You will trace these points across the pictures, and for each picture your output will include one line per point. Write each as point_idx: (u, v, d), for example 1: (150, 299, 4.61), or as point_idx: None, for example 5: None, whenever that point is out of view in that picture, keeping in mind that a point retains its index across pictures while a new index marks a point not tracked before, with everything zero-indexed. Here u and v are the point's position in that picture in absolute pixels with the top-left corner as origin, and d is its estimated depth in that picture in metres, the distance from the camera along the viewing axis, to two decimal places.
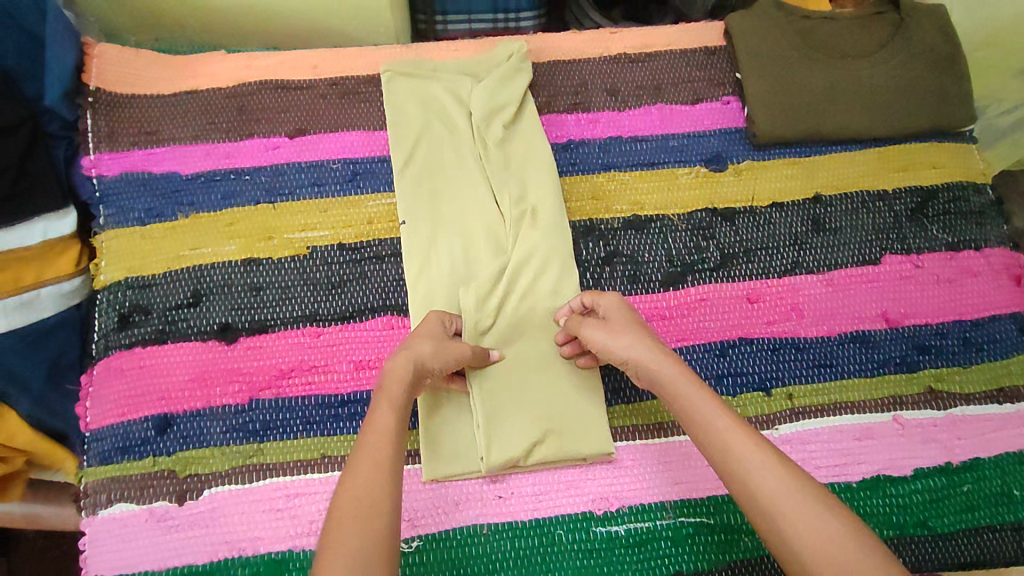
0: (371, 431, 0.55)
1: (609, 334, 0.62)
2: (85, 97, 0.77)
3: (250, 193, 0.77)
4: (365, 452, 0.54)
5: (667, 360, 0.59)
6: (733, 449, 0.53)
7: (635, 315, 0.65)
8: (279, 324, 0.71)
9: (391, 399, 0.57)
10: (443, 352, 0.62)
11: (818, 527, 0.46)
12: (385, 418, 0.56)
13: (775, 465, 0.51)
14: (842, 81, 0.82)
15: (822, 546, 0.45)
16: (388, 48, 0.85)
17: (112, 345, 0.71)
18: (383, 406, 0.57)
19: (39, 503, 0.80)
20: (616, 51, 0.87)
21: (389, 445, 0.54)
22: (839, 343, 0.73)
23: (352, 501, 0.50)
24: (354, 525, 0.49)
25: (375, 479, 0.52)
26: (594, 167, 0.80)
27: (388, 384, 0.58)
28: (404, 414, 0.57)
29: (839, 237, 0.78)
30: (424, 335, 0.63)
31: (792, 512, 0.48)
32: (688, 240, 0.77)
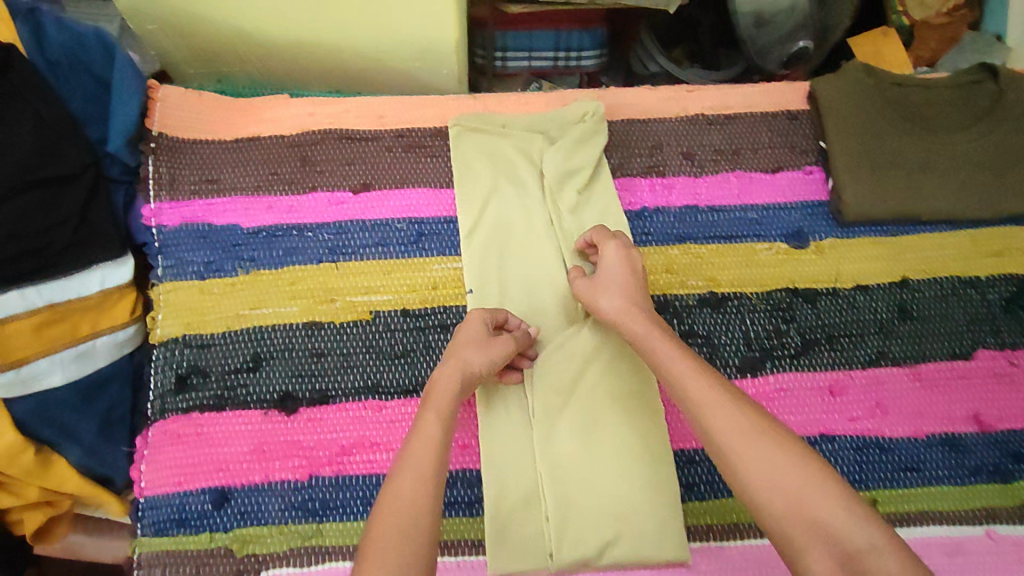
0: (417, 441, 0.56)
1: (592, 292, 0.66)
2: (148, 142, 0.74)
3: (312, 251, 0.74)
4: (409, 462, 0.55)
5: (641, 318, 0.63)
6: (690, 392, 0.56)
7: (630, 271, 0.66)
8: (340, 395, 0.68)
9: (436, 407, 0.58)
10: (491, 355, 0.63)
11: (766, 461, 0.51)
12: (432, 428, 0.57)
13: (729, 407, 0.54)
14: (936, 158, 0.78)
15: (768, 476, 0.50)
16: (456, 100, 0.82)
17: (169, 408, 0.69)
18: (428, 416, 0.58)
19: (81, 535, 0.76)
20: (693, 112, 0.83)
21: (434, 457, 0.56)
22: (927, 446, 0.69)
23: (394, 513, 0.52)
24: (396, 536, 0.51)
25: (419, 492, 0.53)
26: (669, 238, 0.77)
27: (434, 393, 0.60)
28: (450, 424, 0.58)
29: (928, 327, 0.74)
30: (463, 342, 0.64)
31: (741, 449, 0.52)
32: (766, 322, 0.73)
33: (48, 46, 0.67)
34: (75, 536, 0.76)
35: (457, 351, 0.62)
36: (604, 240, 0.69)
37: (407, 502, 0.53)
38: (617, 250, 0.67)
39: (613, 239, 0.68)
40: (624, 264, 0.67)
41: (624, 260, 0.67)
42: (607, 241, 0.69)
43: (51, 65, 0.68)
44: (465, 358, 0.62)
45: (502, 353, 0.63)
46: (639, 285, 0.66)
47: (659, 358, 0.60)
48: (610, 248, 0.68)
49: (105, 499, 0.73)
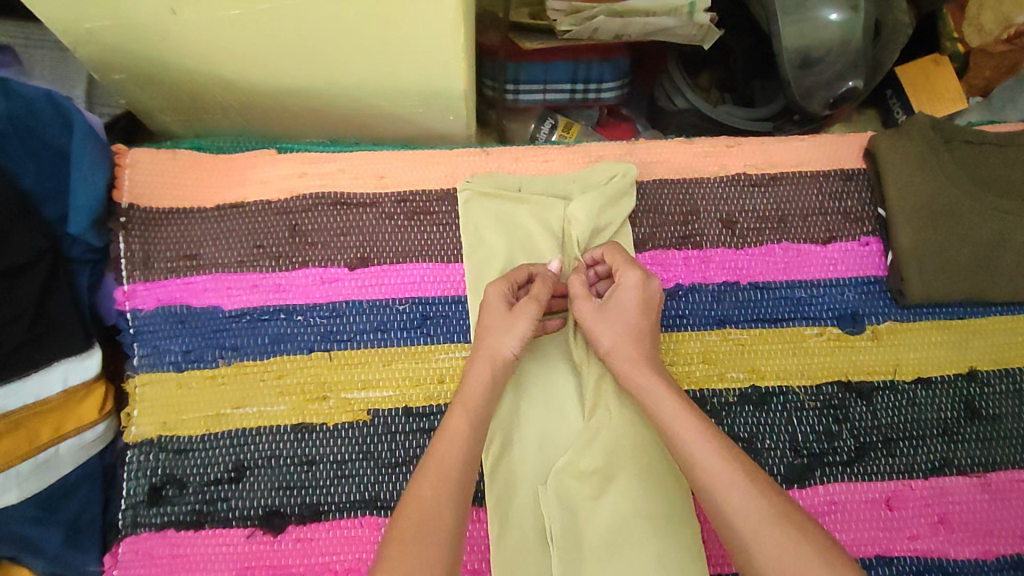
0: (445, 437, 0.54)
1: (593, 323, 0.61)
2: (117, 218, 0.66)
3: (303, 338, 0.65)
4: (436, 457, 0.52)
5: (644, 365, 0.59)
6: (693, 459, 0.52)
7: (642, 307, 0.60)
8: (333, 510, 0.60)
9: (466, 404, 0.56)
10: (519, 333, 0.59)
11: (778, 543, 0.45)
12: (460, 424, 0.55)
13: (740, 480, 0.49)
14: (1013, 230, 0.68)
15: (780, 559, 0.45)
16: (467, 157, 0.73)
17: (142, 522, 0.61)
18: (456, 411, 0.56)
19: None
20: (733, 172, 0.73)
21: (462, 452, 0.53)
22: (997, 570, 0.61)
23: (418, 511, 0.49)
24: (419, 531, 0.47)
25: (444, 487, 0.50)
26: (706, 322, 0.68)
27: (466, 387, 0.58)
28: (479, 422, 0.56)
29: (998, 429, 0.65)
30: (486, 323, 0.60)
31: (749, 527, 0.47)
32: (816, 422, 0.65)
33: None
34: None
35: (483, 343, 0.59)
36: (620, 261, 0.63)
37: (431, 497, 0.49)
38: (636, 282, 0.61)
39: (633, 266, 0.62)
40: (633, 296, 0.61)
41: (638, 288, 0.60)
42: (619, 262, 0.63)
43: None
44: (493, 349, 0.59)
45: (530, 326, 0.59)
46: (646, 321, 0.61)
47: (659, 409, 0.56)
48: (628, 276, 0.61)
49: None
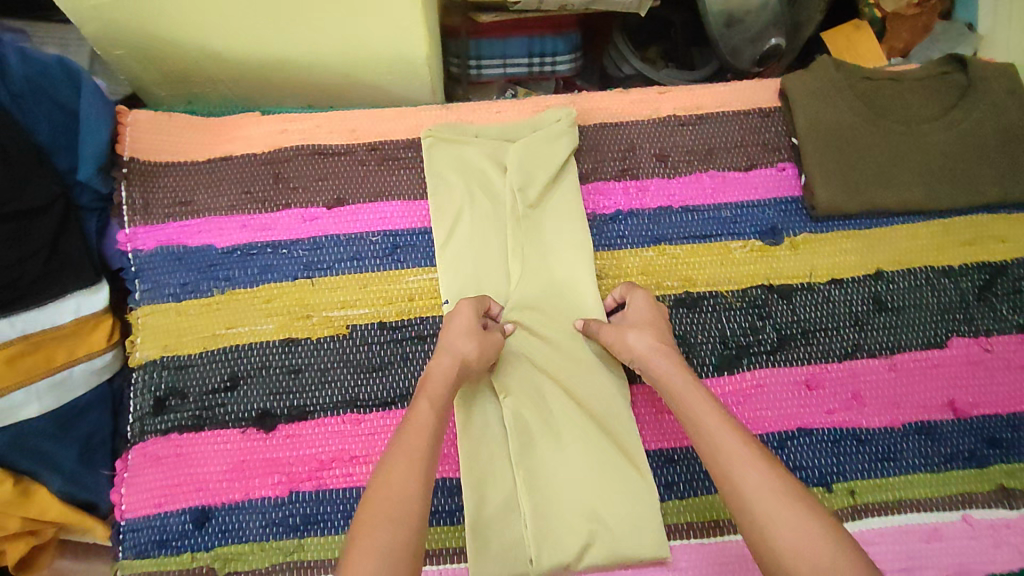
0: (411, 427, 0.57)
1: (620, 331, 0.66)
2: (120, 168, 0.75)
3: (287, 268, 0.74)
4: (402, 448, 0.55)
5: (669, 359, 0.62)
6: (717, 449, 0.55)
7: (655, 318, 0.67)
8: (319, 410, 0.69)
9: (430, 394, 0.59)
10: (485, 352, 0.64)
11: (793, 523, 0.49)
12: (426, 415, 0.57)
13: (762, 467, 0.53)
14: (906, 149, 0.78)
15: (795, 543, 0.48)
16: (429, 111, 0.82)
17: (148, 430, 0.69)
18: (422, 405, 0.59)
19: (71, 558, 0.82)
20: (665, 113, 0.83)
21: (426, 443, 0.56)
22: (904, 435, 0.69)
23: (385, 502, 0.52)
24: (387, 516, 0.51)
25: (410, 478, 0.53)
26: (643, 240, 0.77)
27: (428, 381, 0.60)
28: (443, 413, 0.59)
29: (902, 317, 0.74)
30: (458, 330, 0.64)
31: (767, 508, 0.50)
32: (742, 319, 0.74)
33: (12, 80, 0.66)
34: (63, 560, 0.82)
35: (449, 343, 0.63)
36: (632, 289, 0.70)
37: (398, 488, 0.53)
38: (643, 299, 0.68)
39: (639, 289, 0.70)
40: (649, 311, 0.67)
41: (650, 304, 0.68)
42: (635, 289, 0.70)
43: (16, 96, 0.67)
44: (459, 348, 0.62)
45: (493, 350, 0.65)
46: (664, 327, 0.66)
47: (682, 399, 0.59)
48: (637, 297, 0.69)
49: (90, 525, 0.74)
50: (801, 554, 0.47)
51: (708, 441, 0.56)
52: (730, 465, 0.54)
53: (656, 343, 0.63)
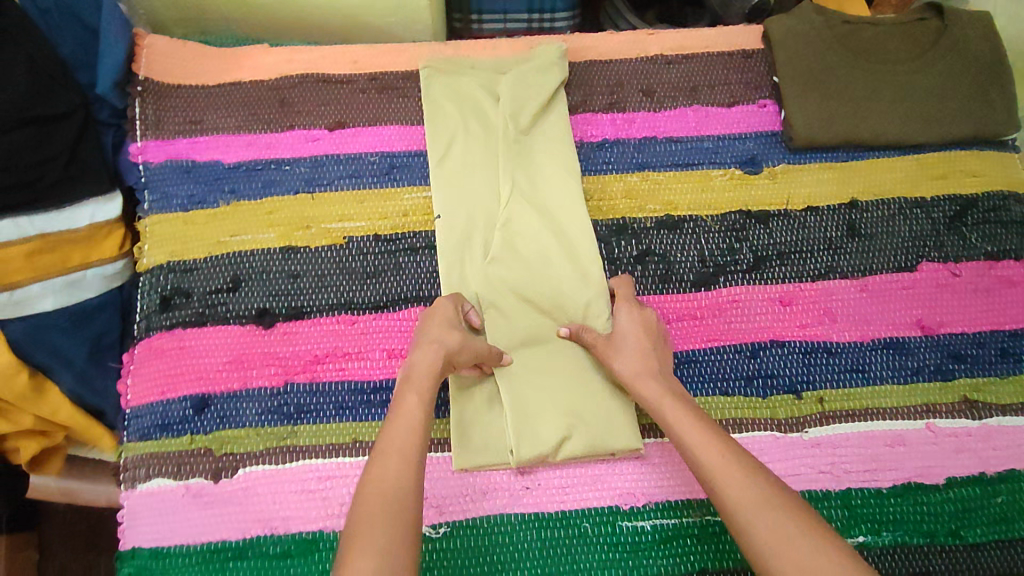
0: (398, 419, 0.58)
1: (607, 353, 0.67)
2: (135, 86, 0.81)
3: (290, 183, 0.78)
4: (392, 438, 0.57)
5: (649, 374, 0.65)
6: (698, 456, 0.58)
7: (642, 334, 0.68)
8: (314, 311, 0.72)
9: (417, 387, 0.60)
10: (471, 344, 0.65)
11: (771, 523, 0.51)
12: (413, 409, 0.59)
13: (738, 470, 0.55)
14: (882, 86, 0.81)
15: (771, 541, 0.50)
16: (428, 46, 0.86)
17: (153, 327, 0.73)
18: (409, 397, 0.60)
19: (75, 479, 0.85)
20: (653, 52, 0.86)
21: (413, 433, 0.57)
22: (872, 349, 0.73)
23: (377, 491, 0.53)
24: (377, 506, 0.52)
25: (399, 466, 0.55)
26: (628, 167, 0.80)
27: (414, 373, 0.61)
28: (431, 403, 0.60)
29: (874, 243, 0.77)
30: (440, 323, 0.65)
31: (746, 509, 0.53)
32: (720, 241, 0.77)
33: None
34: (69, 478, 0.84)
35: (434, 335, 0.64)
36: (619, 299, 0.71)
37: (388, 479, 0.54)
38: (627, 312, 0.69)
39: (626, 300, 0.70)
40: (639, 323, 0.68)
41: (639, 315, 0.69)
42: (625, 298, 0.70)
43: (43, 12, 0.74)
44: (443, 339, 0.64)
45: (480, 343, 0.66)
46: (654, 341, 0.67)
47: (663, 411, 0.62)
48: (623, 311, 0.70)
49: (99, 433, 0.77)
50: (777, 550, 0.50)
51: (687, 451, 0.58)
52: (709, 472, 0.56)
53: (639, 365, 0.65)
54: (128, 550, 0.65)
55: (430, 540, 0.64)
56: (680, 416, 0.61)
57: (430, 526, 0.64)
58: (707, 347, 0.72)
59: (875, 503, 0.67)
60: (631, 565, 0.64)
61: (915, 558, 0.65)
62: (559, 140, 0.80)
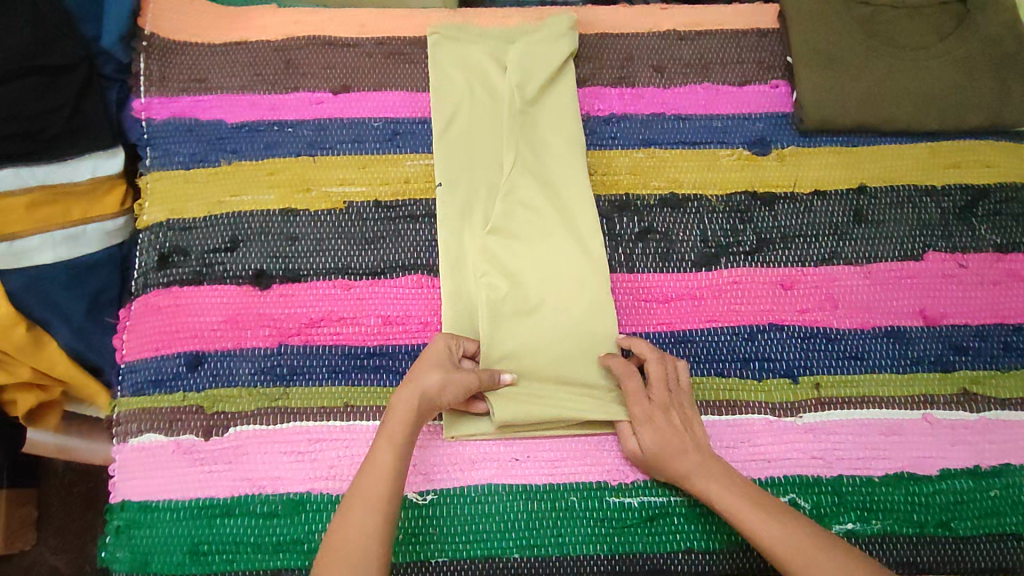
0: (369, 473, 0.56)
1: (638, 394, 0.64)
2: (140, 40, 0.80)
3: (291, 145, 0.77)
4: (360, 494, 0.54)
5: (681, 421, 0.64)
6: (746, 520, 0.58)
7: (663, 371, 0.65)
8: (312, 274, 0.72)
9: (390, 436, 0.57)
10: (450, 382, 0.61)
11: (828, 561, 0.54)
12: (384, 457, 0.56)
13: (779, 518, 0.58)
14: (898, 71, 0.79)
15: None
16: (437, 13, 0.85)
17: (150, 283, 0.73)
18: (382, 446, 0.57)
19: (73, 436, 0.85)
20: (665, 28, 0.85)
21: (384, 487, 0.55)
22: (873, 337, 0.71)
23: (345, 551, 0.51)
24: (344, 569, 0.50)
25: (366, 524, 0.53)
26: (634, 142, 0.79)
27: (390, 420, 0.58)
28: (404, 452, 0.57)
29: (881, 230, 0.76)
30: (426, 362, 0.62)
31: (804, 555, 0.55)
32: (724, 222, 0.76)
33: None
34: (68, 437, 0.85)
35: (417, 374, 0.60)
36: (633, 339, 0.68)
37: (354, 540, 0.52)
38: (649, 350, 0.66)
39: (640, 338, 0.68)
40: (669, 387, 0.65)
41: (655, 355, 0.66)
42: (649, 351, 0.66)
43: None
44: (425, 380, 0.60)
45: (465, 383, 0.61)
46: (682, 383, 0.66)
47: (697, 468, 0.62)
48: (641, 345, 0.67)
49: (94, 389, 0.77)
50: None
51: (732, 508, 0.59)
52: (757, 525, 0.58)
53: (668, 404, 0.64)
54: (118, 502, 0.66)
55: (416, 506, 0.64)
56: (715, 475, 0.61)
57: (417, 492, 0.64)
58: (704, 327, 0.71)
59: (865, 491, 0.66)
60: (616, 541, 0.64)
61: (903, 547, 0.64)
62: (565, 112, 0.78)
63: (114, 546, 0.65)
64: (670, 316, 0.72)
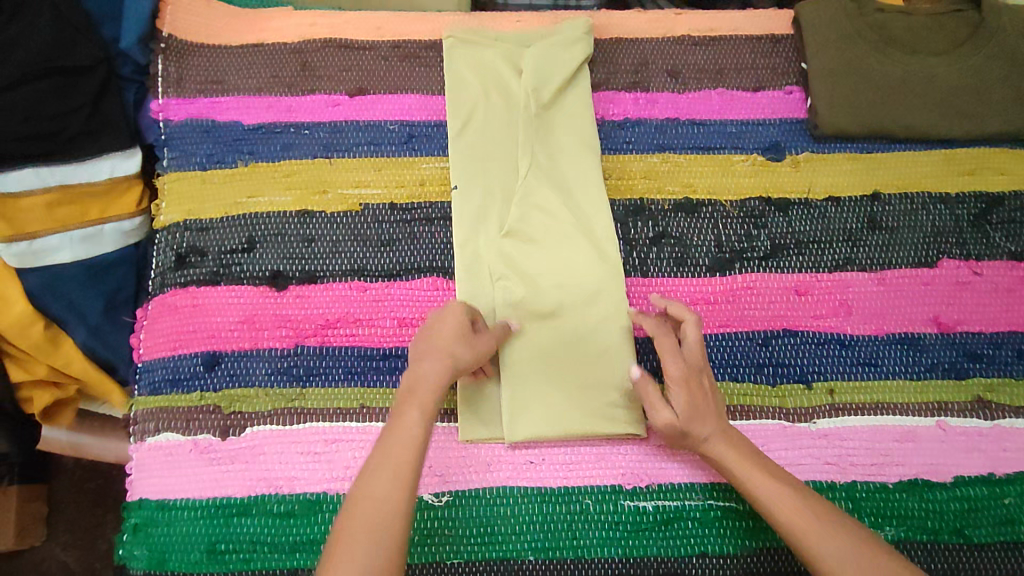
0: (398, 434, 0.56)
1: (672, 356, 0.64)
2: (158, 42, 0.80)
3: (308, 147, 0.78)
4: (388, 455, 0.54)
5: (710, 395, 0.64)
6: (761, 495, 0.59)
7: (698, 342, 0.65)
8: (328, 275, 0.73)
9: (422, 405, 0.57)
10: (480, 354, 0.62)
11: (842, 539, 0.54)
12: (414, 423, 0.56)
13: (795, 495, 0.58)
14: (913, 78, 0.79)
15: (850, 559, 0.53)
16: (452, 16, 0.85)
17: (168, 283, 0.73)
18: (411, 413, 0.57)
19: (86, 433, 0.86)
20: (680, 33, 0.85)
21: (412, 453, 0.55)
22: (886, 343, 0.72)
23: (366, 514, 0.51)
24: (369, 535, 0.50)
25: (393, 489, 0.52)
26: (649, 147, 0.79)
27: (421, 386, 0.58)
28: (432, 422, 0.57)
29: (895, 237, 0.76)
30: (459, 329, 0.62)
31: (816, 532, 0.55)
32: (739, 227, 0.76)
33: None
34: (81, 434, 0.86)
35: (450, 343, 0.61)
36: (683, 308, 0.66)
37: (382, 503, 0.51)
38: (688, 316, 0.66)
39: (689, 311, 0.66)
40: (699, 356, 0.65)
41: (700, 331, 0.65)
42: (685, 315, 0.66)
43: None
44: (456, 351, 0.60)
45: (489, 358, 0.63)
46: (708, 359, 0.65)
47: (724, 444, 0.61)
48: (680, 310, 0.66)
49: (106, 388, 0.77)
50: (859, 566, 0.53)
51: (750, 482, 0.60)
52: (773, 501, 0.58)
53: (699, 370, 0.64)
54: (135, 500, 0.66)
55: (431, 507, 0.65)
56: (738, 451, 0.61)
57: (432, 494, 0.65)
58: (718, 332, 0.72)
59: (879, 496, 0.66)
60: (631, 544, 0.65)
61: (917, 553, 0.65)
62: (581, 116, 0.79)
63: (131, 544, 0.65)
64: None
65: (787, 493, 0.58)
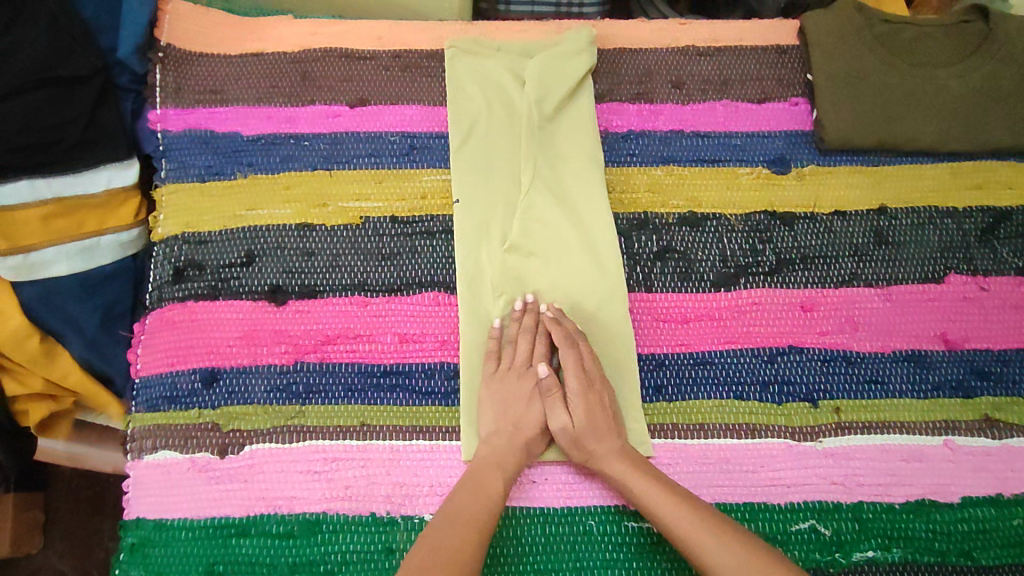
0: (484, 473, 0.62)
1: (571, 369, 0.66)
2: (156, 52, 0.79)
3: (308, 159, 0.77)
4: (468, 495, 0.60)
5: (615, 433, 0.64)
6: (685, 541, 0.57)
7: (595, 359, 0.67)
8: (328, 290, 0.72)
9: (507, 468, 0.63)
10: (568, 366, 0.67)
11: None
12: (497, 480, 0.62)
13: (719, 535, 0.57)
14: (920, 91, 0.78)
15: None
16: (454, 26, 0.84)
17: (166, 297, 0.72)
18: (500, 474, 0.62)
19: (83, 443, 0.85)
20: (684, 43, 0.84)
21: (488, 511, 0.59)
22: (892, 360, 0.71)
23: (434, 553, 0.55)
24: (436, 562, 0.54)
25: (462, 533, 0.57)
26: (653, 159, 0.78)
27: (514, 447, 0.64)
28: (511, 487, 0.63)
29: (902, 252, 0.75)
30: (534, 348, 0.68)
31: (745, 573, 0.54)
32: (744, 242, 0.75)
33: None
34: (78, 443, 0.85)
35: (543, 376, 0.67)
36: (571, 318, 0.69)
37: (448, 539, 0.56)
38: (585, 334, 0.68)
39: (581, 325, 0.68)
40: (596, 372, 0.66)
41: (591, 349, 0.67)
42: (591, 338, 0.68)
43: None
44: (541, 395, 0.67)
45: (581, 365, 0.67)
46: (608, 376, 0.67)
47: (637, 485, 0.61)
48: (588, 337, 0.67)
49: (105, 401, 0.76)
50: None
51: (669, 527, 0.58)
52: (694, 545, 0.57)
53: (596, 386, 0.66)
54: (133, 519, 0.65)
55: None
56: (654, 495, 0.60)
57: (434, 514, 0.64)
58: (722, 349, 0.71)
59: (886, 517, 0.65)
60: (635, 566, 0.64)
61: None
62: (584, 128, 0.78)
63: (127, 565, 0.64)
64: (689, 338, 0.71)
65: (705, 532, 0.57)
